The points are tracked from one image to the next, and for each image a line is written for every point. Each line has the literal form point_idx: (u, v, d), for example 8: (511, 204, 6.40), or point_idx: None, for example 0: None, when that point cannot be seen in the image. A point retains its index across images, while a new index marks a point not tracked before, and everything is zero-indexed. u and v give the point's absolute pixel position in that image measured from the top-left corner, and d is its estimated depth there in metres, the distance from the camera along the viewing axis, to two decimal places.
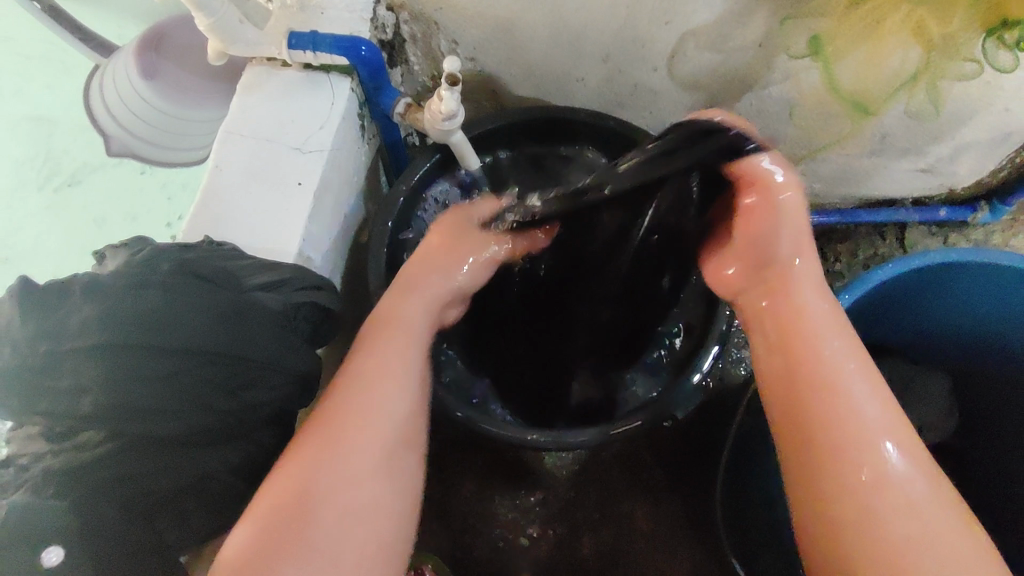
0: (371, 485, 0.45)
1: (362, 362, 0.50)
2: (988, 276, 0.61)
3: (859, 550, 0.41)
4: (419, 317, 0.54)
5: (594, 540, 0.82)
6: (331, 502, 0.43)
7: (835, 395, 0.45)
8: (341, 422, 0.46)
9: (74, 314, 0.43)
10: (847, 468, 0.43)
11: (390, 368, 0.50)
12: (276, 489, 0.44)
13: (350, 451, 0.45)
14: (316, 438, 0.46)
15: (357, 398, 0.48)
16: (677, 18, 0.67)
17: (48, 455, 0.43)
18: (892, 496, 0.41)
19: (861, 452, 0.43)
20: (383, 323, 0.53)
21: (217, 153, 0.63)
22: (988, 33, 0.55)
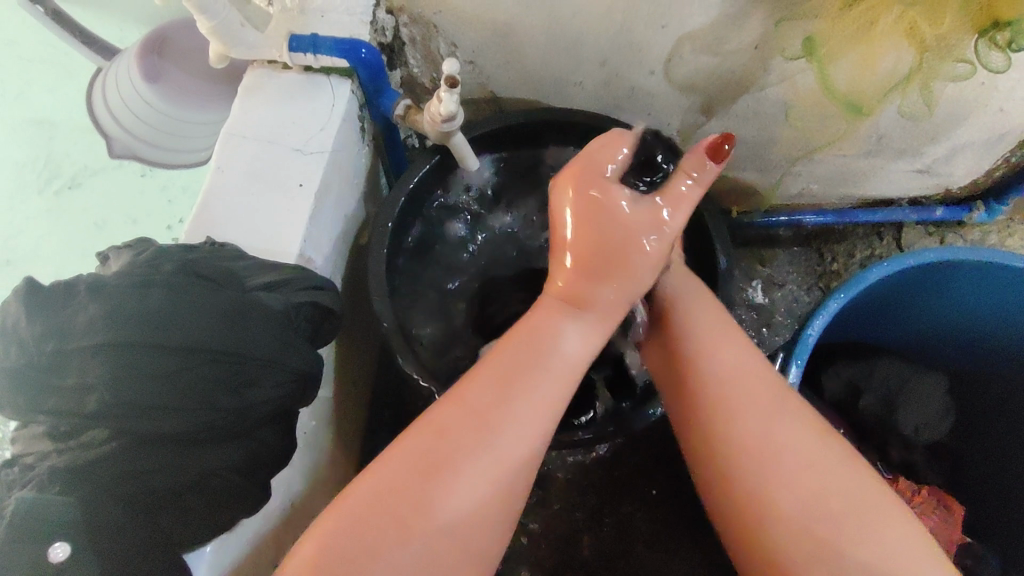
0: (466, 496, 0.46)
1: (493, 386, 0.48)
2: (981, 274, 0.61)
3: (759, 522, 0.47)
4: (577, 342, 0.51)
5: (594, 540, 0.83)
6: (424, 537, 0.44)
7: (766, 431, 0.49)
8: (455, 457, 0.46)
9: (80, 313, 0.44)
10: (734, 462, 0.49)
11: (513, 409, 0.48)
12: (380, 493, 0.45)
13: (457, 488, 0.45)
14: (419, 459, 0.46)
15: (479, 437, 0.46)
16: (674, 21, 0.68)
17: (54, 453, 0.43)
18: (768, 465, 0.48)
19: (804, 479, 0.46)
20: (523, 351, 0.50)
21: (219, 155, 0.63)
22: (980, 34, 0.56)
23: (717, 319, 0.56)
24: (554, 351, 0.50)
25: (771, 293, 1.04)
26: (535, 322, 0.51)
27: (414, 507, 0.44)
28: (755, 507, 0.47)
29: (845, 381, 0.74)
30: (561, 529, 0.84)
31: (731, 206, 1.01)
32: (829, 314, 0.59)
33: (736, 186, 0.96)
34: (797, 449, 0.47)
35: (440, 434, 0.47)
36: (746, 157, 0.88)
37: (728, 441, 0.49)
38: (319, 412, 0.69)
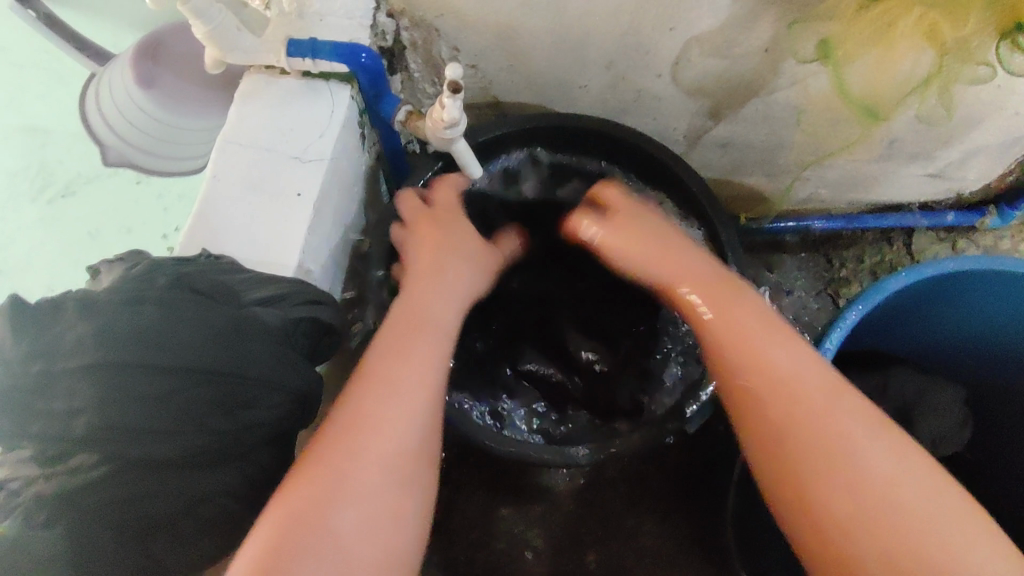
0: (377, 482, 0.46)
1: (381, 361, 0.51)
2: (1000, 283, 0.60)
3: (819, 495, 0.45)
4: (445, 317, 0.57)
5: (599, 555, 0.81)
6: (355, 492, 0.45)
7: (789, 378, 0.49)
8: (360, 444, 0.47)
9: (68, 332, 0.42)
10: (799, 429, 0.47)
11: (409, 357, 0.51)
12: (300, 482, 0.45)
13: (363, 453, 0.46)
14: (332, 440, 0.47)
15: (385, 391, 0.49)
16: (683, 23, 0.66)
17: (40, 479, 0.41)
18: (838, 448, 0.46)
19: (838, 431, 0.46)
20: (409, 315, 0.55)
21: (215, 162, 0.61)
22: (1002, 36, 0.53)
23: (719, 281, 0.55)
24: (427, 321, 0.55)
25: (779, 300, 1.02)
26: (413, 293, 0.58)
27: (339, 464, 0.46)
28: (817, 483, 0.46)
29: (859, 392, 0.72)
30: (565, 545, 0.82)
31: (740, 212, 0.99)
32: (847, 326, 0.57)
33: (743, 192, 0.94)
34: (858, 428, 0.46)
35: (353, 395, 0.49)
36: (755, 162, 0.86)
37: (789, 408, 0.48)
38: None
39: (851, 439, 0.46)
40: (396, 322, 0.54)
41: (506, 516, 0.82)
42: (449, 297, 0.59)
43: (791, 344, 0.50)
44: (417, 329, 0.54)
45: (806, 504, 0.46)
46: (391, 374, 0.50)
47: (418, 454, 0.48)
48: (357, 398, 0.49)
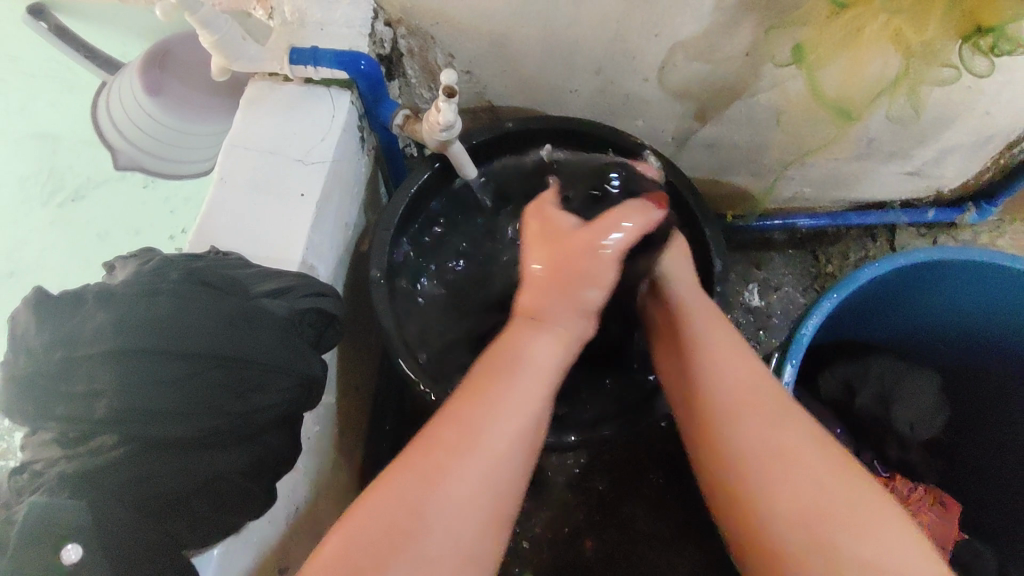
0: (455, 502, 0.45)
1: (472, 400, 0.49)
2: (974, 274, 0.63)
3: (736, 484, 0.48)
4: (550, 356, 0.53)
5: (595, 544, 0.83)
6: (430, 520, 0.44)
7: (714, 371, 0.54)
8: (444, 470, 0.46)
9: (89, 320, 0.45)
10: (734, 428, 0.50)
11: (504, 417, 0.48)
12: (372, 511, 0.45)
13: (443, 489, 0.45)
14: (412, 473, 0.46)
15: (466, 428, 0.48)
16: (666, 30, 0.69)
17: (63, 459, 0.44)
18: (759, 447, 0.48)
19: (749, 437, 0.49)
20: (509, 363, 0.51)
21: (223, 165, 0.64)
22: (964, 39, 0.57)
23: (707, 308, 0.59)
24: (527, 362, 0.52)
25: (767, 296, 1.05)
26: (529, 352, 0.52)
27: (418, 491, 0.45)
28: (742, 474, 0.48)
29: (841, 381, 0.75)
30: (561, 533, 0.84)
31: (725, 210, 1.02)
32: (823, 313, 0.60)
33: (730, 192, 0.98)
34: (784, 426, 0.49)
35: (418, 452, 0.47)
36: (740, 162, 0.90)
37: (722, 398, 0.52)
38: (323, 419, 0.69)
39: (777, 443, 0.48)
40: (499, 371, 0.51)
41: None
42: (563, 351, 0.54)
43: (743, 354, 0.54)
44: (517, 371, 0.51)
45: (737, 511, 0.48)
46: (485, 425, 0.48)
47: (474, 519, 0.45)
48: (451, 448, 0.47)
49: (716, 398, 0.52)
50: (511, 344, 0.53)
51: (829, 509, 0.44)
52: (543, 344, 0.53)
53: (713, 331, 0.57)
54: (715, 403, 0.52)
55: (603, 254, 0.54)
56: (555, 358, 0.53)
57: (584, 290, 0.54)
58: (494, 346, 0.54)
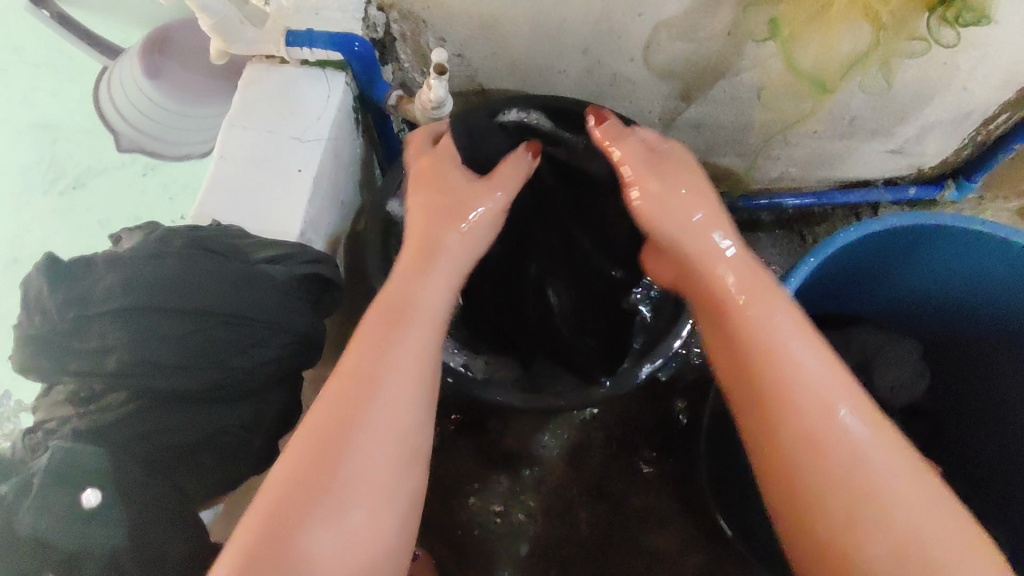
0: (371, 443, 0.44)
1: (372, 356, 0.47)
2: (946, 238, 0.65)
3: (810, 484, 0.44)
4: (437, 300, 0.52)
5: (589, 515, 0.86)
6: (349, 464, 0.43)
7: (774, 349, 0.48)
8: (354, 417, 0.44)
9: (98, 282, 0.47)
10: (788, 412, 0.45)
11: (404, 360, 0.48)
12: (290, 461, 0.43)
13: (359, 441, 0.44)
14: (321, 432, 0.44)
15: (366, 378, 0.46)
16: (650, 9, 0.71)
17: (75, 417, 0.46)
18: (833, 438, 0.44)
19: (806, 420, 0.45)
20: (398, 311, 0.50)
21: (222, 143, 0.67)
22: (931, 10, 0.59)
23: (747, 269, 0.52)
24: (412, 304, 0.51)
25: None
26: (399, 275, 0.53)
27: (333, 440, 0.43)
28: (802, 464, 0.45)
29: None
30: (557, 505, 0.87)
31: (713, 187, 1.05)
32: (800, 277, 0.63)
33: (717, 171, 1.00)
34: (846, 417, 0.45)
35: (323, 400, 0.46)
36: (726, 142, 0.92)
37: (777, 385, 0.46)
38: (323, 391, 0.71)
39: (842, 427, 0.44)
40: (390, 317, 0.50)
41: (500, 480, 0.87)
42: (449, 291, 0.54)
43: (774, 301, 0.50)
44: (405, 314, 0.50)
45: (797, 510, 0.45)
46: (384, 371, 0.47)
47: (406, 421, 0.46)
48: (354, 395, 0.45)
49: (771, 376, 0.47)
50: (396, 285, 0.52)
51: (917, 529, 0.41)
52: (431, 288, 0.53)
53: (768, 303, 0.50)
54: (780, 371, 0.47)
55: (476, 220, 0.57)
56: (442, 300, 0.53)
57: (455, 229, 0.56)
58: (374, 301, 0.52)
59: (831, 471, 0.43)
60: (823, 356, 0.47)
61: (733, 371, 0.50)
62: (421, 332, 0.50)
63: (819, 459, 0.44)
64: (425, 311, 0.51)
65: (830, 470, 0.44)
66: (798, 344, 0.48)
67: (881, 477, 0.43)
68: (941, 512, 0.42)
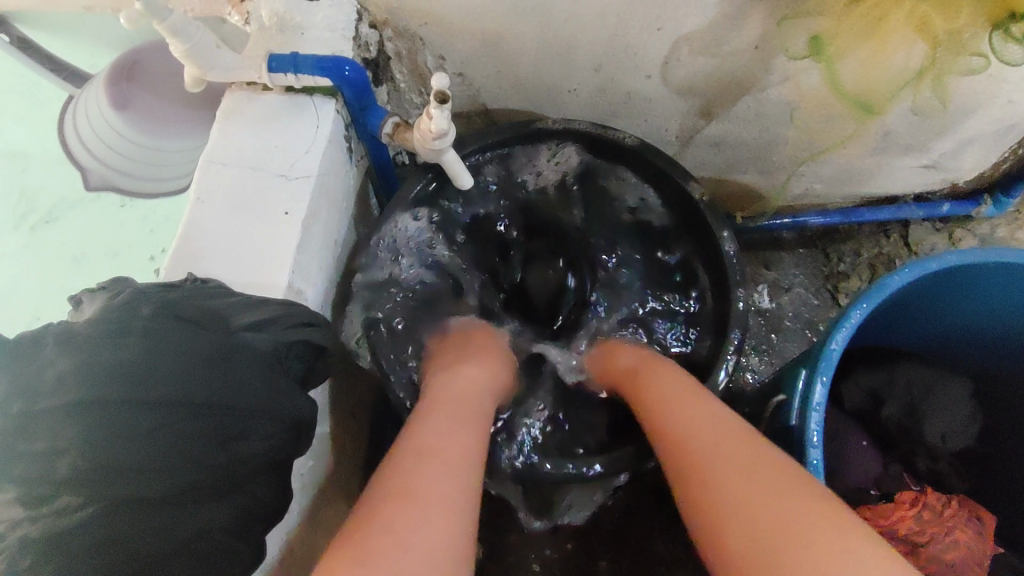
0: (423, 504, 0.46)
1: (419, 432, 0.53)
2: (1006, 274, 0.59)
3: (724, 525, 0.46)
4: (471, 383, 0.62)
5: (609, 567, 0.79)
6: (401, 521, 0.44)
7: (679, 415, 0.56)
8: (406, 479, 0.48)
9: (49, 369, 0.41)
10: (703, 461, 0.50)
11: (444, 430, 0.53)
12: (347, 541, 0.44)
13: (410, 500, 0.46)
14: (378, 501, 0.46)
15: (418, 449, 0.51)
16: (669, 23, 0.64)
17: (25, 522, 0.39)
18: (734, 476, 0.47)
19: (718, 466, 0.49)
20: (436, 398, 0.58)
21: (199, 183, 0.60)
22: (996, 26, 0.53)
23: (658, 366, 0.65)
24: (447, 390, 0.60)
25: (778, 298, 1.01)
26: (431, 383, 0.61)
27: (388, 506, 0.45)
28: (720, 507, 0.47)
29: (866, 391, 0.71)
30: (574, 557, 0.80)
31: (735, 210, 0.98)
32: (852, 326, 0.56)
33: (738, 190, 0.94)
34: (749, 457, 0.48)
35: (382, 478, 0.49)
36: (748, 160, 0.85)
37: (700, 440, 0.52)
38: (319, 453, 0.65)
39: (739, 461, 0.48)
40: (436, 403, 0.58)
41: (513, 533, 0.80)
42: (479, 386, 0.62)
43: (676, 380, 0.61)
44: (444, 399, 0.58)
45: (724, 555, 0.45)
46: (431, 439, 0.52)
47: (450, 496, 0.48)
48: (405, 461, 0.49)
49: (679, 430, 0.54)
50: (438, 378, 0.62)
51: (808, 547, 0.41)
52: (467, 370, 0.63)
53: (676, 384, 0.60)
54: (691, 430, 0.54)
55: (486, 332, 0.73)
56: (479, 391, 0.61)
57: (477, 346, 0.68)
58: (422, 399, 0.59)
59: (737, 507, 0.45)
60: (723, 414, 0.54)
61: (665, 443, 0.55)
62: (454, 411, 0.57)
63: (724, 501, 0.47)
64: (459, 399, 0.59)
65: (730, 519, 0.45)
66: (699, 406, 0.56)
67: (773, 504, 0.44)
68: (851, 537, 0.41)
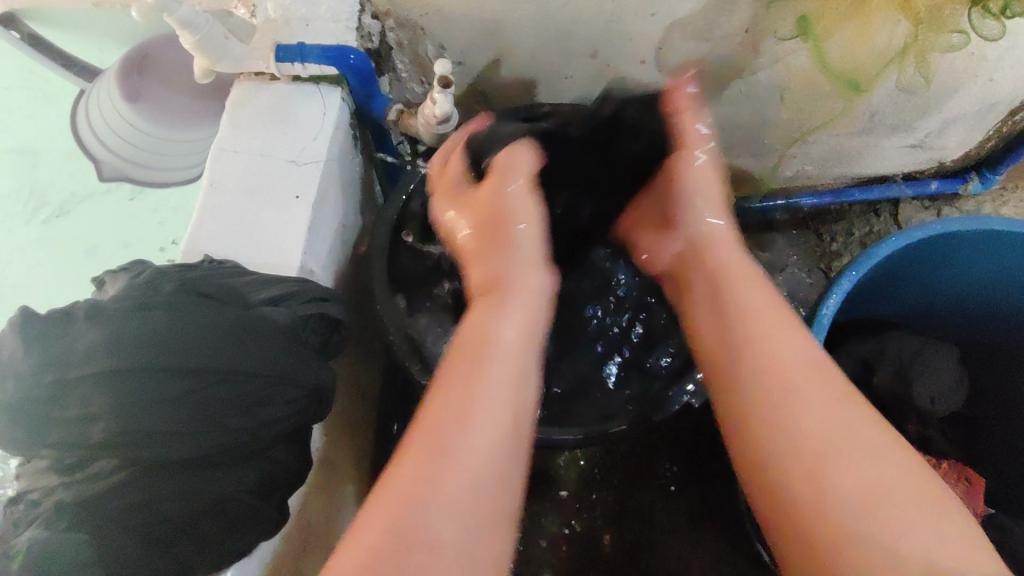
0: (465, 492, 0.42)
1: (460, 390, 0.46)
2: (992, 241, 0.61)
3: (803, 498, 0.42)
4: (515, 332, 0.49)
5: (613, 538, 0.82)
6: (441, 506, 0.41)
7: (772, 347, 0.47)
8: (454, 457, 0.42)
9: (80, 340, 0.42)
10: (791, 409, 0.44)
11: (490, 401, 0.45)
12: (383, 507, 0.41)
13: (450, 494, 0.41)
14: (417, 473, 0.42)
15: (463, 414, 0.44)
16: (663, 8, 0.67)
17: (60, 487, 0.42)
18: (837, 448, 0.42)
19: (819, 426, 0.43)
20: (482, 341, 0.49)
21: (213, 170, 0.62)
22: (973, 4, 0.55)
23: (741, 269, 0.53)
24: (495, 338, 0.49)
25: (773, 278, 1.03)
26: (478, 315, 0.51)
27: (426, 483, 0.41)
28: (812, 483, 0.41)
29: (858, 359, 0.73)
30: (580, 531, 0.82)
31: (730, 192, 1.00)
32: (842, 292, 0.59)
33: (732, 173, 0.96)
34: (859, 431, 0.42)
35: (417, 448, 0.43)
36: (740, 143, 0.88)
37: (780, 382, 0.45)
38: (330, 429, 0.66)
39: (844, 438, 0.42)
40: (477, 352, 0.48)
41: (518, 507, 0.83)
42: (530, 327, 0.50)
43: (755, 289, 0.51)
44: (493, 346, 0.48)
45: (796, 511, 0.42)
46: (481, 407, 0.45)
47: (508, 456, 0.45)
48: (453, 429, 0.44)
49: (767, 364, 0.46)
50: (483, 310, 0.51)
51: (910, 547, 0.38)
52: (519, 304, 0.51)
53: (752, 297, 0.51)
54: (776, 374, 0.46)
55: (513, 195, 0.57)
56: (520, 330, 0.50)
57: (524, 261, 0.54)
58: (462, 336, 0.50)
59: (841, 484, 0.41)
60: (805, 350, 0.47)
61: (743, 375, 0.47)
62: (505, 371, 0.47)
63: (824, 479, 0.41)
64: (507, 344, 0.48)
65: (825, 487, 0.41)
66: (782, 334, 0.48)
67: (875, 487, 0.40)
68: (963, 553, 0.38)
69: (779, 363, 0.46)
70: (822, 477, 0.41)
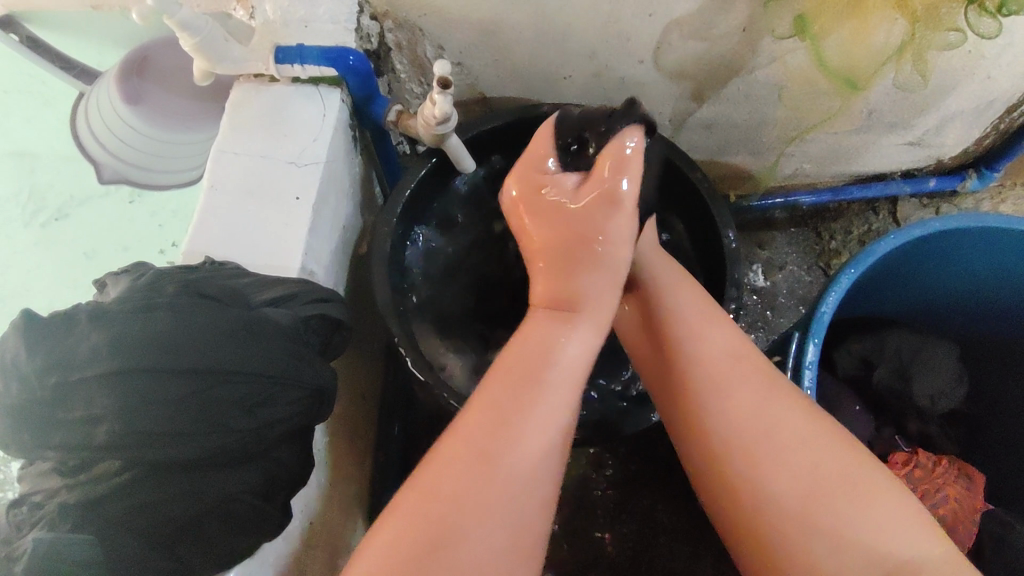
0: (499, 505, 0.42)
1: (500, 406, 0.44)
2: (991, 237, 0.61)
3: (756, 484, 0.46)
4: (577, 353, 0.47)
5: (614, 537, 0.82)
6: (472, 513, 0.41)
7: (701, 342, 0.53)
8: (493, 474, 0.42)
9: (82, 342, 0.43)
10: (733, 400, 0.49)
11: (534, 421, 0.44)
12: (411, 509, 0.42)
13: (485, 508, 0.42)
14: (451, 484, 0.42)
15: (502, 432, 0.44)
16: (661, 8, 0.67)
17: (63, 489, 0.42)
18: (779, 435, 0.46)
19: (766, 416, 0.47)
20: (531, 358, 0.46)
21: (213, 171, 0.62)
22: (970, 2, 0.56)
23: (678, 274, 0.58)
24: (555, 356, 0.46)
25: (772, 276, 1.03)
26: (535, 325, 0.48)
27: (459, 494, 0.42)
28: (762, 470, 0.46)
29: (858, 356, 0.73)
30: (582, 530, 0.83)
31: (728, 191, 1.00)
32: (842, 289, 0.59)
33: (730, 172, 0.96)
34: (800, 421, 0.47)
35: (447, 456, 0.44)
36: (738, 142, 0.88)
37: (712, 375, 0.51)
38: (332, 430, 0.67)
39: (789, 426, 0.46)
40: (526, 372, 0.46)
41: None
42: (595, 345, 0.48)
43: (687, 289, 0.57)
44: (542, 366, 0.46)
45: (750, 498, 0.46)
46: (526, 429, 0.44)
47: (549, 464, 0.45)
48: (491, 445, 0.43)
49: (699, 362, 0.52)
50: (539, 324, 0.48)
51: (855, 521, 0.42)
52: (579, 326, 0.48)
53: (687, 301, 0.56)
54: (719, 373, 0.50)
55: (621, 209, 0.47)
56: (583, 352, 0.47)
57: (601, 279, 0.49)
58: (511, 348, 0.48)
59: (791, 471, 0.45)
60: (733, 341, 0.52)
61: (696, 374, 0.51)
62: (557, 393, 0.46)
63: (774, 464, 0.45)
64: (565, 364, 0.47)
65: (772, 473, 0.45)
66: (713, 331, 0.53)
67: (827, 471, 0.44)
68: (904, 522, 0.42)
69: (711, 359, 0.51)
70: (765, 464, 0.46)
